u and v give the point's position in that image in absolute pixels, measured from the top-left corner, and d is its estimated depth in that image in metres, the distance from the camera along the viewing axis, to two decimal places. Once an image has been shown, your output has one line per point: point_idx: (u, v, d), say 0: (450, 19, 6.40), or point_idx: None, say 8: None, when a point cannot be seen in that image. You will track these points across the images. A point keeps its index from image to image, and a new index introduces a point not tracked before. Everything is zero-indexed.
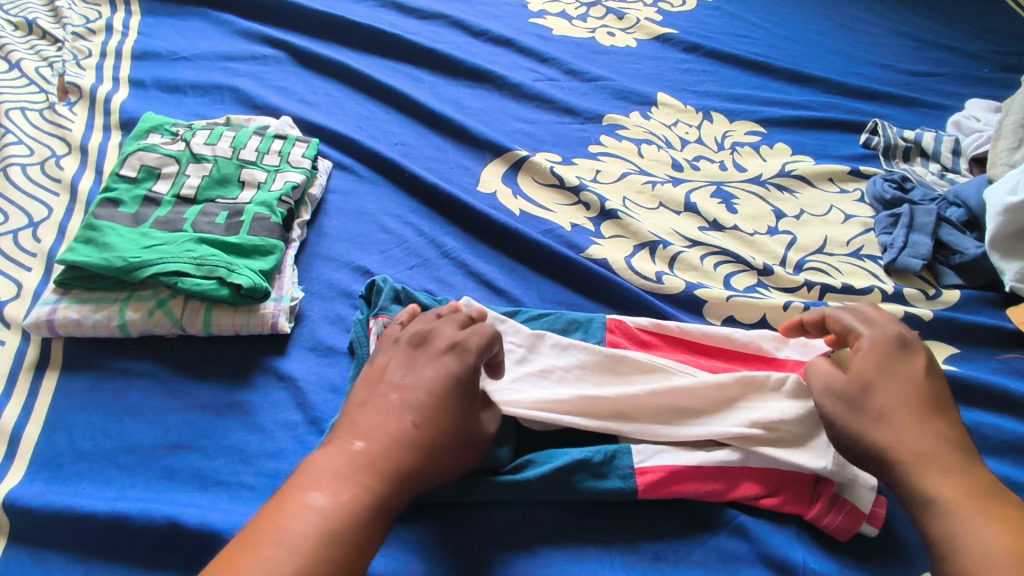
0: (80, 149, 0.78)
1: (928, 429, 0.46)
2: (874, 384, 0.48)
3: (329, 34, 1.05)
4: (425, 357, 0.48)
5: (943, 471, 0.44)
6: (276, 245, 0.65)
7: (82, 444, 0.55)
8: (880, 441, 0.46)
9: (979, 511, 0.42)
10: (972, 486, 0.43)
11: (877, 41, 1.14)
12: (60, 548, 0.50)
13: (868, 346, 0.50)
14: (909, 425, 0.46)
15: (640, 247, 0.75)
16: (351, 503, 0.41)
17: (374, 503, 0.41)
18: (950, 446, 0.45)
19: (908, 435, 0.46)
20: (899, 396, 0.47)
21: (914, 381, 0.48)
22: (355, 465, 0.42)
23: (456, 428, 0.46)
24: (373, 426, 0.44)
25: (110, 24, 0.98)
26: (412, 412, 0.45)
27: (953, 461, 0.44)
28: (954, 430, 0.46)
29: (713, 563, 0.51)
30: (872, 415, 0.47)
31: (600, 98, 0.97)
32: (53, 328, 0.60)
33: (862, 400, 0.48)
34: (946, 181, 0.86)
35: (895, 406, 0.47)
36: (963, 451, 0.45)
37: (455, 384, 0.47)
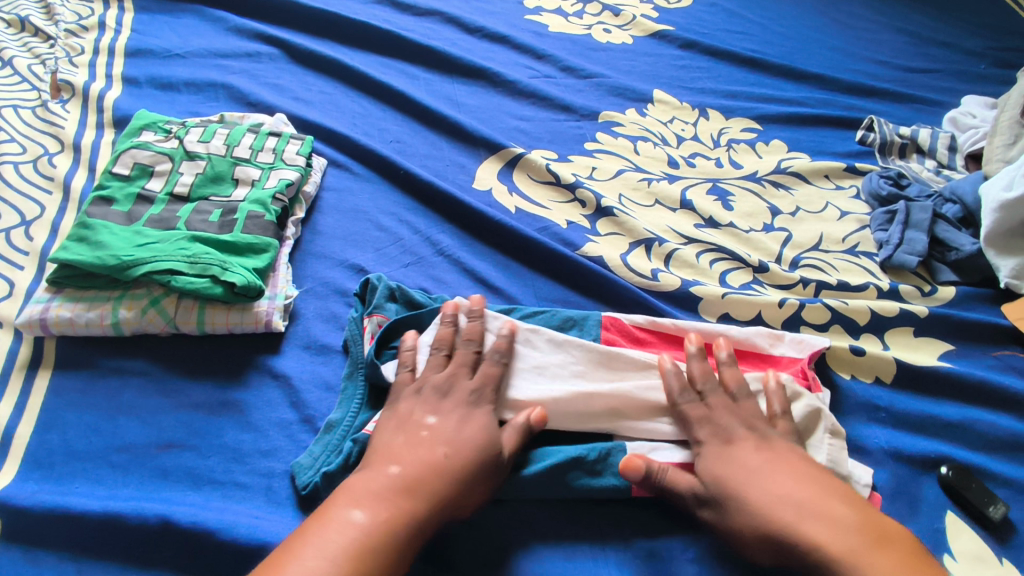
0: (73, 146, 0.78)
1: (788, 495, 0.46)
2: (727, 476, 0.48)
3: (324, 32, 1.04)
4: (450, 403, 0.52)
5: (817, 533, 0.44)
6: (270, 243, 0.65)
7: (75, 443, 0.55)
8: (753, 523, 0.46)
9: (867, 561, 0.43)
10: (850, 536, 0.44)
11: (873, 37, 1.14)
12: (53, 547, 0.50)
13: (710, 448, 0.51)
14: (768, 501, 0.46)
15: (635, 244, 0.75)
16: (388, 522, 0.44)
17: (404, 525, 0.44)
18: (813, 505, 0.45)
19: (774, 510, 0.46)
20: (753, 476, 0.48)
21: (746, 457, 0.49)
22: (392, 488, 0.46)
23: (485, 458, 0.49)
24: (411, 455, 0.48)
25: (103, 21, 0.97)
26: (444, 445, 0.49)
27: (823, 517, 0.45)
28: (811, 486, 0.47)
29: (710, 560, 0.50)
30: (736, 501, 0.47)
31: (595, 96, 0.97)
32: (46, 327, 0.59)
33: (725, 493, 0.48)
34: (942, 177, 0.86)
35: (753, 486, 0.47)
36: (825, 504, 0.46)
37: (482, 426, 0.51)
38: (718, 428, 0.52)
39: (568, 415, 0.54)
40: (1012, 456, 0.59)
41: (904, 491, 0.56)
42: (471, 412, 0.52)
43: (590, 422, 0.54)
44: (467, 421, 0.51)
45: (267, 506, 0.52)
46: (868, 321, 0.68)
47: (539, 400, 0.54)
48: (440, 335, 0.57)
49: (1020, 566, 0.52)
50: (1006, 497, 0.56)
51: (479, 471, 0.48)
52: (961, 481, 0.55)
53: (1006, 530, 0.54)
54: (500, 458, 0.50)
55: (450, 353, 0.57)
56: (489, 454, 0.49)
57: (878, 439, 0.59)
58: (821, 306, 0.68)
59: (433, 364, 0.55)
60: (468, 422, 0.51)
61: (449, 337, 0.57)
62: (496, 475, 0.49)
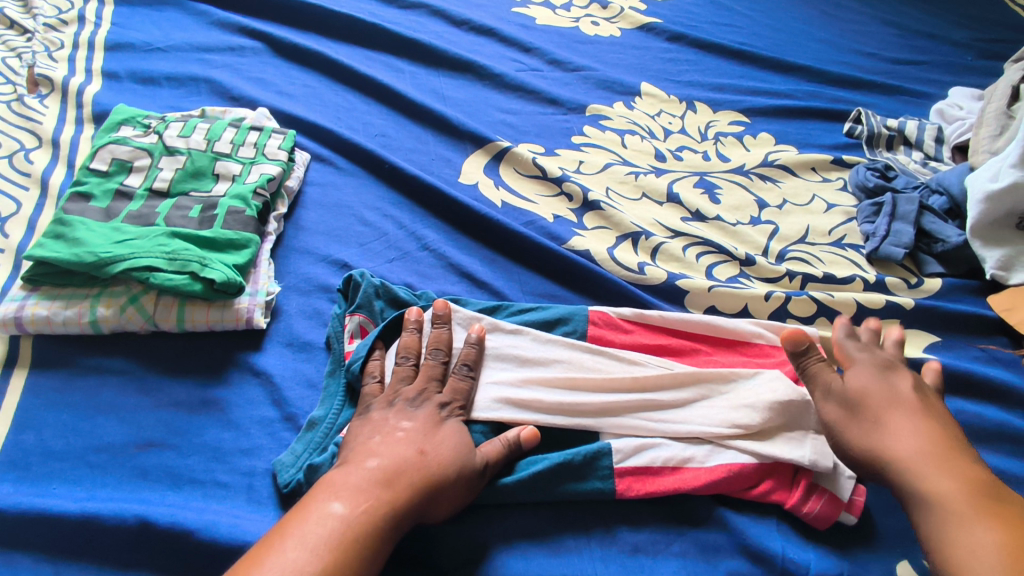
0: (51, 142, 0.76)
1: (915, 433, 0.49)
2: (869, 394, 0.52)
3: (309, 25, 1.03)
4: (419, 410, 0.52)
5: (933, 470, 0.47)
6: (251, 239, 0.64)
7: (52, 442, 0.54)
8: (879, 447, 0.50)
9: (975, 509, 0.45)
10: (968, 485, 0.46)
11: (861, 30, 1.13)
12: (29, 549, 0.49)
13: (866, 376, 0.54)
14: (899, 429, 0.50)
15: (622, 238, 0.74)
16: (366, 513, 0.44)
17: (386, 516, 0.44)
18: (940, 449, 0.48)
19: (902, 439, 0.49)
20: (888, 404, 0.52)
21: (892, 394, 0.52)
22: (372, 480, 0.45)
23: (457, 459, 0.49)
24: (388, 450, 0.48)
25: (82, 15, 0.96)
26: (425, 443, 0.49)
27: (942, 461, 0.47)
28: (945, 437, 0.49)
29: (693, 554, 0.51)
30: (863, 417, 0.51)
31: (583, 89, 0.96)
32: (21, 326, 0.58)
33: (857, 403, 0.52)
34: (929, 169, 0.87)
35: (884, 412, 0.51)
36: (951, 451, 0.48)
37: (456, 432, 0.51)
38: (879, 361, 0.55)
39: (553, 410, 0.54)
40: (997, 446, 0.59)
41: None
42: (442, 422, 0.51)
43: (576, 417, 0.54)
44: (437, 425, 0.51)
45: (248, 505, 0.52)
46: (854, 313, 0.68)
47: (523, 396, 0.54)
48: (406, 343, 0.56)
49: None
50: None
51: (457, 472, 0.48)
52: None
53: None
54: (471, 460, 0.49)
55: (417, 363, 0.56)
56: (465, 456, 0.49)
57: None
58: (807, 299, 0.68)
59: (401, 374, 0.54)
60: (441, 428, 0.51)
61: (415, 345, 0.56)
62: (478, 475, 0.49)
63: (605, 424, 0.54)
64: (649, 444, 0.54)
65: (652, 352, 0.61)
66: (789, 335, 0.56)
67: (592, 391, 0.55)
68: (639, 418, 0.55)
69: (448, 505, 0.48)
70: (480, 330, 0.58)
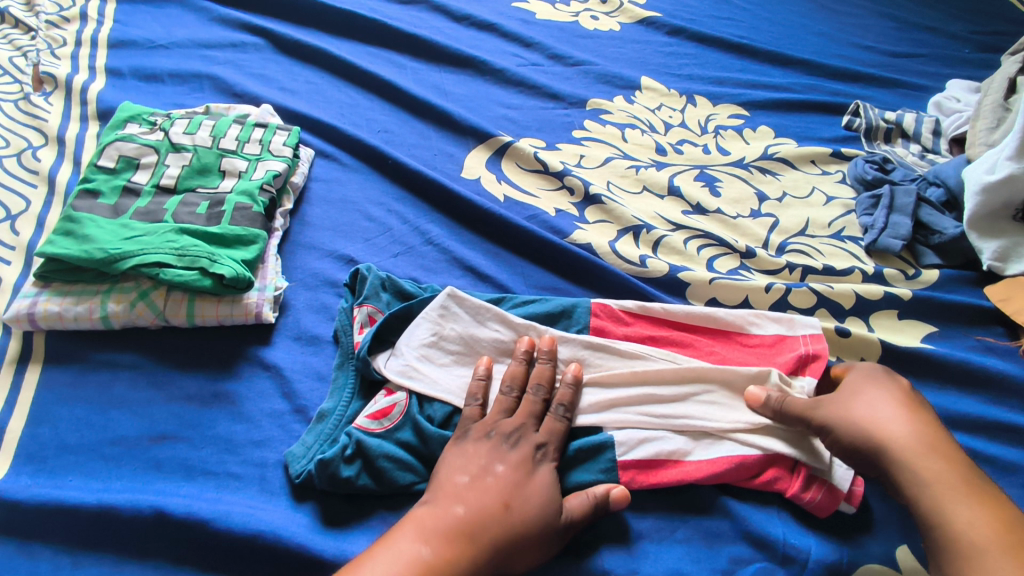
0: (57, 140, 0.77)
1: (907, 414, 0.50)
2: (854, 383, 0.53)
3: (310, 21, 1.03)
4: (516, 455, 0.50)
5: (929, 455, 0.47)
6: (258, 234, 0.65)
7: (67, 436, 0.55)
8: (861, 422, 0.50)
9: (964, 492, 0.45)
10: (958, 470, 0.46)
11: (859, 23, 1.14)
12: (47, 540, 0.50)
13: (856, 371, 0.55)
14: (888, 407, 0.50)
15: (623, 232, 0.75)
16: (449, 563, 0.44)
17: (465, 567, 0.44)
18: (930, 429, 0.48)
19: (884, 412, 0.50)
20: (870, 387, 0.52)
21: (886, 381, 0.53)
22: (457, 532, 0.46)
23: (547, 521, 0.47)
24: (475, 498, 0.48)
25: (85, 12, 0.96)
26: (512, 494, 0.48)
27: (937, 444, 0.48)
28: (933, 423, 0.49)
29: (697, 540, 0.52)
30: (855, 408, 0.51)
31: (583, 83, 0.97)
32: (34, 321, 0.59)
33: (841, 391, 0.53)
34: (926, 161, 0.87)
35: (871, 394, 0.51)
36: (944, 439, 0.48)
37: (546, 484, 0.49)
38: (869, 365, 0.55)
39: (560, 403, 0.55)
40: (992, 434, 0.60)
41: None
42: (535, 469, 0.50)
43: (579, 412, 0.55)
44: (530, 475, 0.50)
45: (261, 496, 0.53)
46: (853, 304, 0.69)
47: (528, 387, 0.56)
48: (512, 373, 0.56)
49: None
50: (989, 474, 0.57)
51: (539, 529, 0.47)
52: None
53: None
54: (555, 528, 0.48)
55: (519, 396, 0.55)
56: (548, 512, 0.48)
57: None
58: (807, 290, 0.69)
59: (503, 406, 0.54)
60: (533, 479, 0.49)
61: (520, 376, 0.56)
62: (561, 534, 0.48)
63: (607, 417, 0.55)
64: (652, 436, 0.55)
65: (656, 343, 0.62)
66: (755, 399, 0.55)
67: (592, 386, 0.57)
68: (641, 411, 0.56)
69: (527, 559, 0.47)
70: (579, 369, 0.57)
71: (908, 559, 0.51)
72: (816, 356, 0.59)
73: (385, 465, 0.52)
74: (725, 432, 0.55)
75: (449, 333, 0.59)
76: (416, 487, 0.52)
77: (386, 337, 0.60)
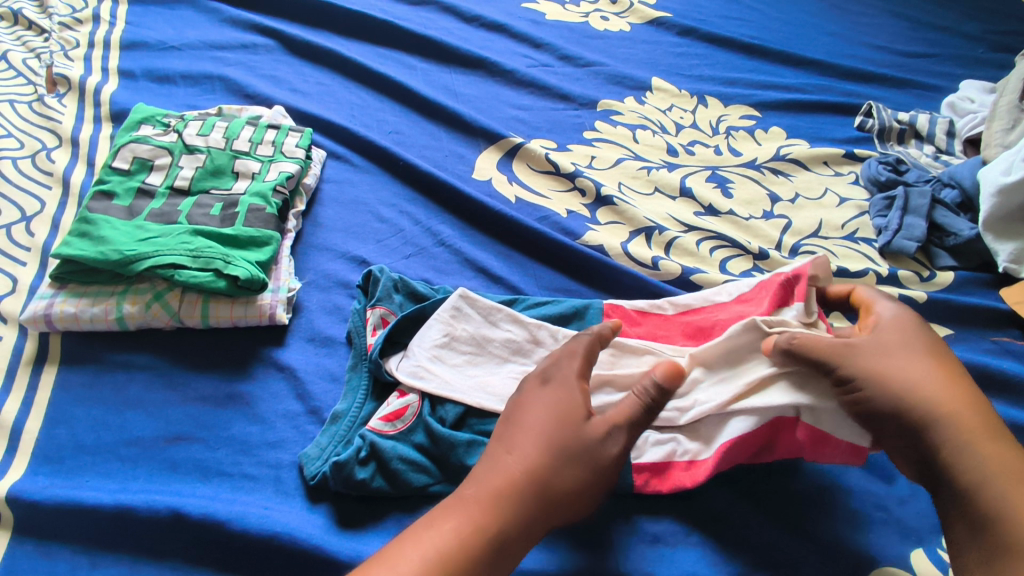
0: (71, 141, 0.78)
1: (944, 388, 0.47)
2: (885, 342, 0.50)
3: (321, 22, 1.04)
4: (528, 396, 0.50)
5: (969, 437, 0.45)
6: (272, 236, 0.65)
7: (83, 436, 0.55)
8: (897, 393, 0.47)
9: (1005, 477, 0.44)
10: (998, 453, 0.45)
11: (871, 23, 1.13)
12: (64, 540, 0.50)
13: (887, 326, 0.52)
14: (924, 377, 0.48)
15: (635, 233, 0.75)
16: (463, 543, 0.42)
17: (482, 544, 0.42)
18: (970, 406, 0.46)
19: (921, 384, 0.47)
20: (903, 351, 0.49)
21: (918, 346, 0.50)
22: (470, 507, 0.44)
23: (568, 459, 0.46)
24: (489, 474, 0.45)
25: (97, 14, 0.96)
26: (523, 461, 0.45)
27: (975, 424, 0.46)
28: (972, 397, 0.47)
29: (713, 542, 0.52)
30: (890, 369, 0.48)
31: (594, 84, 0.97)
32: (51, 322, 0.60)
33: (873, 349, 0.50)
34: (940, 162, 0.87)
35: (905, 361, 0.49)
36: (981, 410, 0.46)
37: (556, 409, 0.48)
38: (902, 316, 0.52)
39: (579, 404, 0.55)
40: None
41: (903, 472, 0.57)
42: (540, 392, 0.49)
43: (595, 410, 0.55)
44: (538, 406, 0.48)
45: (276, 497, 0.53)
46: None
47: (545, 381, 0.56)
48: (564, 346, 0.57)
49: None
50: None
51: (564, 481, 0.45)
52: None
53: None
54: (580, 447, 0.46)
55: None
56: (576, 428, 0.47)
57: None
58: None
59: None
60: (539, 407, 0.48)
61: None
62: (591, 451, 0.46)
63: None
64: (666, 436, 0.54)
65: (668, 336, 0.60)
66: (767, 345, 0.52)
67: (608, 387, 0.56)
68: None
69: (575, 475, 0.45)
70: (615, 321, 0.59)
71: (925, 563, 0.51)
72: (796, 276, 0.56)
73: (398, 467, 0.52)
74: (720, 406, 0.52)
75: (461, 334, 0.59)
76: (430, 488, 0.52)
77: (398, 338, 0.61)
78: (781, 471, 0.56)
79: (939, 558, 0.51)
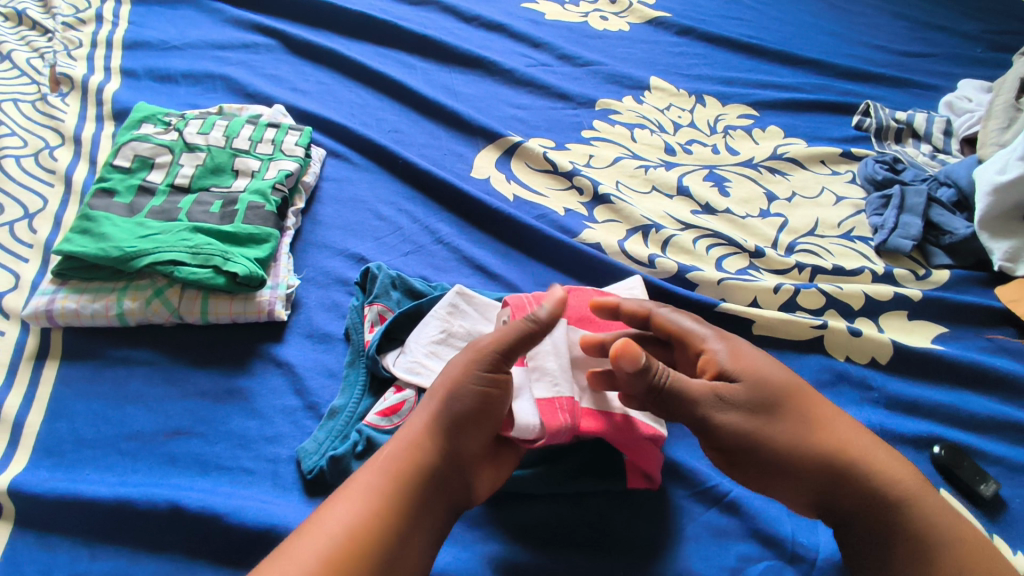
0: (73, 139, 0.78)
1: (832, 427, 0.48)
2: (758, 377, 0.48)
3: (322, 22, 1.04)
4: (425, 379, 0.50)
5: (866, 468, 0.46)
6: (271, 233, 0.66)
7: (83, 430, 0.56)
8: (800, 447, 0.47)
9: (908, 499, 0.46)
10: (893, 476, 0.46)
11: (869, 22, 1.14)
12: (64, 532, 0.51)
13: (724, 354, 0.50)
14: (813, 423, 0.48)
15: (632, 231, 0.76)
16: (351, 530, 0.41)
17: (367, 526, 0.42)
18: (856, 439, 0.48)
19: (817, 438, 0.47)
20: (791, 399, 0.48)
21: (791, 379, 0.50)
22: (357, 492, 0.43)
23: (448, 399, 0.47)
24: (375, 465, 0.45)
25: (100, 14, 0.97)
26: (404, 444, 0.46)
27: (867, 456, 0.47)
28: (851, 429, 0.49)
29: (706, 537, 0.52)
30: (801, 419, 0.48)
31: (592, 83, 0.97)
32: (52, 318, 0.60)
33: (756, 388, 0.48)
34: (937, 161, 0.87)
35: (797, 408, 0.48)
36: (863, 431, 0.49)
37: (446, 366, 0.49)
38: (733, 340, 0.51)
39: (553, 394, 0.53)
40: (1002, 434, 0.60)
41: None
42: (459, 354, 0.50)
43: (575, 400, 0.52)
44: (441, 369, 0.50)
45: (274, 490, 0.53)
46: (862, 305, 0.69)
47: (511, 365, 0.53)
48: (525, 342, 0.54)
49: (1010, 542, 0.53)
50: (997, 475, 0.57)
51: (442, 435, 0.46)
52: (953, 460, 0.56)
53: (998, 508, 0.55)
54: (466, 359, 0.48)
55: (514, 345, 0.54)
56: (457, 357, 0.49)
57: (867, 419, 0.61)
58: (816, 291, 0.70)
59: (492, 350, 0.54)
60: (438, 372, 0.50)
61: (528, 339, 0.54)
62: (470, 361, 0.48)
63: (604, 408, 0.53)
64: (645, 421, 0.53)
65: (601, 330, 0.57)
66: (624, 351, 0.45)
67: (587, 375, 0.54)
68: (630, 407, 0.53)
69: (456, 376, 0.47)
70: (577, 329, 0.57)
71: None
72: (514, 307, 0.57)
73: None
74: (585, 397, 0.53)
75: (458, 330, 0.59)
76: None
77: (396, 334, 0.61)
78: None
79: None
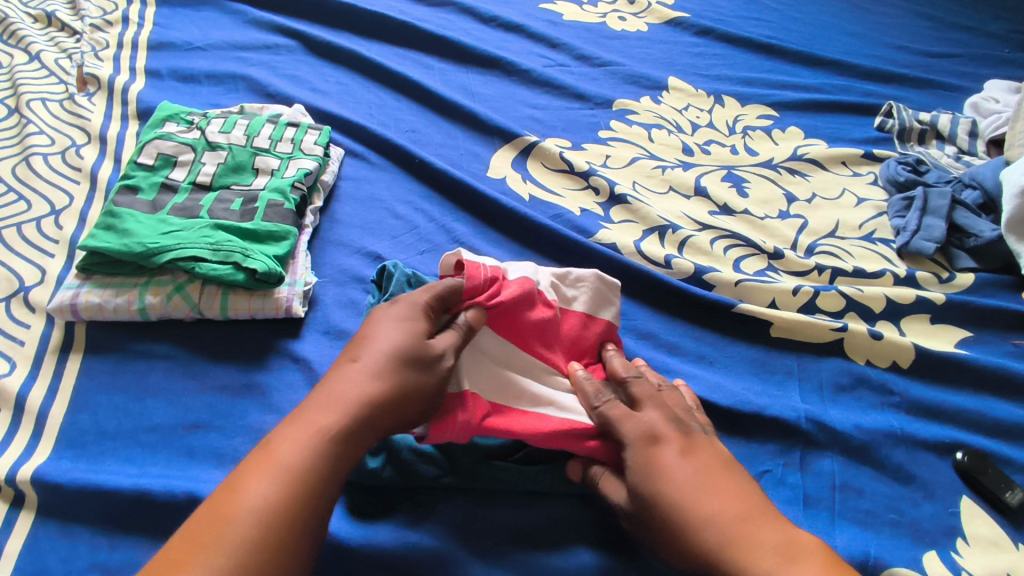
0: (99, 138, 0.80)
1: (712, 515, 0.44)
2: (643, 477, 0.47)
3: (342, 24, 1.05)
4: (371, 337, 0.49)
5: (746, 554, 0.42)
6: (289, 231, 0.66)
7: (105, 422, 0.57)
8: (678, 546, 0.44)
9: None
10: (778, 561, 0.41)
11: (893, 22, 1.12)
12: (85, 522, 0.51)
13: (632, 451, 0.48)
14: (693, 509, 0.44)
15: (649, 231, 0.75)
16: (277, 505, 0.39)
17: (294, 502, 0.39)
18: (742, 520, 0.43)
19: (699, 528, 0.43)
20: (672, 492, 0.45)
21: (677, 466, 0.47)
22: (288, 462, 0.41)
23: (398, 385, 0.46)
24: (300, 427, 0.43)
25: (126, 16, 0.99)
26: (340, 414, 0.44)
27: (748, 541, 0.42)
28: (738, 511, 0.44)
29: None
30: (674, 516, 0.44)
31: (610, 83, 0.97)
32: (76, 312, 0.62)
33: (643, 493, 0.46)
34: (962, 163, 0.86)
35: (679, 495, 0.45)
36: (750, 511, 0.44)
37: (396, 336, 0.48)
38: (636, 435, 0.49)
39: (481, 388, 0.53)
40: None
41: (917, 474, 0.57)
42: (407, 321, 0.50)
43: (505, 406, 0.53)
44: (389, 335, 0.48)
45: None
46: (884, 308, 0.68)
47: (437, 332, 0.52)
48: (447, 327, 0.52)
49: None
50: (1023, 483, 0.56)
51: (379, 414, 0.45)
52: (976, 467, 0.55)
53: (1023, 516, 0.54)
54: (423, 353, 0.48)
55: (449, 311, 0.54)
56: (419, 344, 0.49)
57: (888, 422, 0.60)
58: (835, 294, 0.69)
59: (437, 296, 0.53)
60: (384, 337, 0.48)
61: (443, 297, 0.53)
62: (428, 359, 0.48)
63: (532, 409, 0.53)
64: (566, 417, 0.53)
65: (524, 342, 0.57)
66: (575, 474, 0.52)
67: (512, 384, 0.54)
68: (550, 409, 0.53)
69: (412, 368, 0.47)
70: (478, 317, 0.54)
71: (938, 568, 0.50)
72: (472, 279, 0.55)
73: (410, 458, 0.52)
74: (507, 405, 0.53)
75: None
76: (441, 480, 0.52)
77: None
78: (791, 469, 0.56)
79: (953, 562, 0.51)
